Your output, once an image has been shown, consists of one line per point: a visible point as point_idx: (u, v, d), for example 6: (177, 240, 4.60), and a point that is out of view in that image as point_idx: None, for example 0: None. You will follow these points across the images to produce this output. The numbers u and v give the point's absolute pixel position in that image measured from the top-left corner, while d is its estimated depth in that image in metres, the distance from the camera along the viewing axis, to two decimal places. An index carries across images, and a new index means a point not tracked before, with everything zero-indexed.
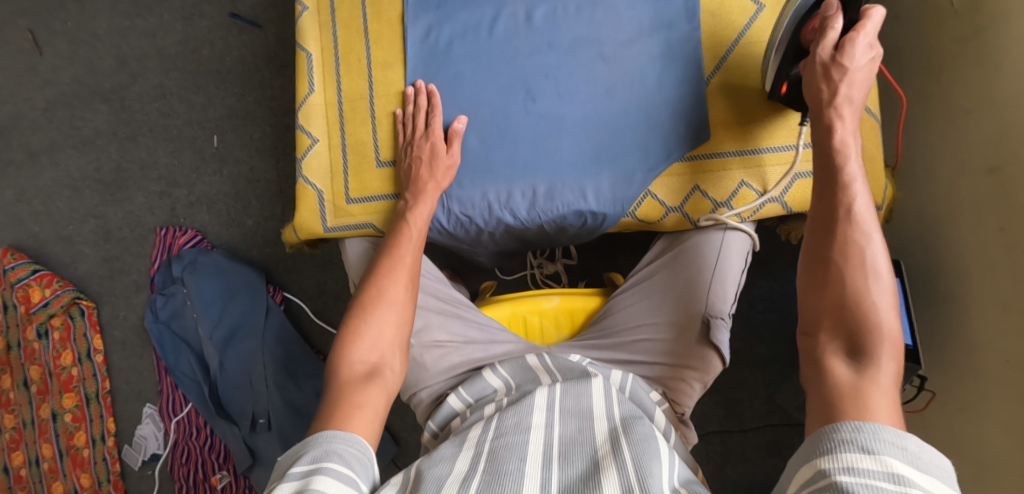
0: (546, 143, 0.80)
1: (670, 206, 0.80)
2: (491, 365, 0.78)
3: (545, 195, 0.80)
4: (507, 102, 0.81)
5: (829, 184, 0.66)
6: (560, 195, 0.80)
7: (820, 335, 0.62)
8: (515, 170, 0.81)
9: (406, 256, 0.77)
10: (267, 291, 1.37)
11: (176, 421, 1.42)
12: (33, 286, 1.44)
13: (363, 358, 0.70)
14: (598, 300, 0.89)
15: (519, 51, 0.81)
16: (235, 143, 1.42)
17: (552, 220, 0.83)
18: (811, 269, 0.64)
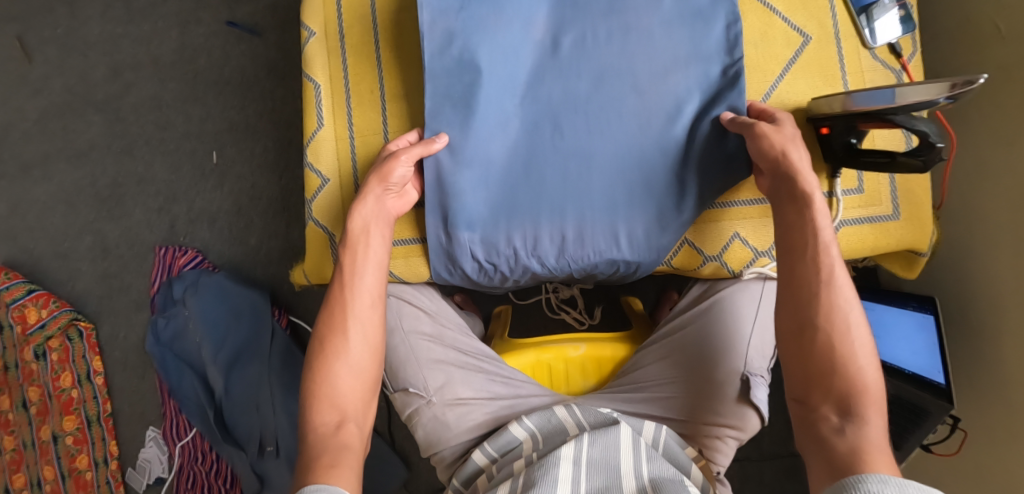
0: (576, 181, 0.75)
1: (709, 253, 0.77)
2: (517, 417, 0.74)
3: (575, 240, 0.76)
4: (535, 140, 0.76)
5: (787, 244, 0.67)
6: (590, 244, 0.76)
7: (812, 400, 0.61)
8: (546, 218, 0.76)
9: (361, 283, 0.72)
10: (272, 315, 1.32)
11: (180, 445, 1.39)
12: (29, 307, 1.39)
13: (326, 416, 0.66)
14: (625, 347, 0.85)
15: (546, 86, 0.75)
16: (235, 158, 1.36)
17: (581, 268, 0.79)
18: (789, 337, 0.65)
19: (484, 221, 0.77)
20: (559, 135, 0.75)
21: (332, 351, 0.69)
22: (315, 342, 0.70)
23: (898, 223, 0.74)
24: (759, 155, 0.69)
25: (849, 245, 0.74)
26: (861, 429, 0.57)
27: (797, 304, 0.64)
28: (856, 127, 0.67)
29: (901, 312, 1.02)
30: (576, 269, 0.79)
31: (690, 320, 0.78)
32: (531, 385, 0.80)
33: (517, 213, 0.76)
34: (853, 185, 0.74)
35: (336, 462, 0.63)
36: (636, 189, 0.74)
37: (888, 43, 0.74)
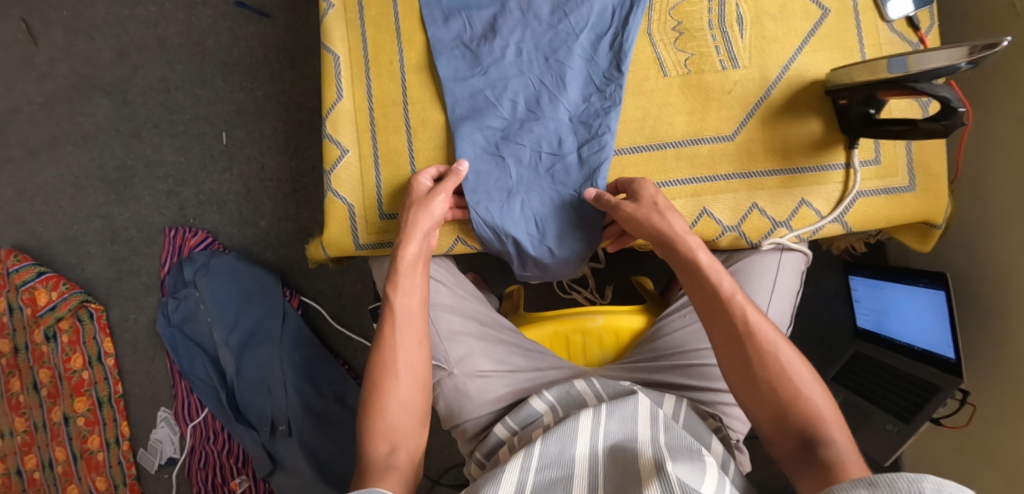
0: (533, 104, 0.78)
1: (727, 224, 0.76)
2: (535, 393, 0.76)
3: (543, 168, 0.78)
4: (517, 42, 0.78)
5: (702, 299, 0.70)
6: (564, 151, 0.77)
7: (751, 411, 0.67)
8: (523, 117, 0.78)
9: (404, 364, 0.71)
10: (284, 295, 1.33)
11: (192, 425, 1.39)
12: (39, 289, 1.39)
13: (380, 445, 0.67)
14: (643, 319, 0.86)
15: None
16: (245, 139, 1.36)
17: (553, 188, 0.78)
18: (736, 370, 0.67)
19: (474, 120, 0.78)
20: (537, 38, 0.78)
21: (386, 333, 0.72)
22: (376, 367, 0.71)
23: (914, 194, 0.75)
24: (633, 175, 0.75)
25: (863, 216, 0.75)
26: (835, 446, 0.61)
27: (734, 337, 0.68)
28: (875, 98, 0.67)
29: (910, 288, 1.03)
30: (549, 185, 0.78)
31: None
32: (550, 356, 0.81)
33: (496, 114, 0.78)
34: (870, 155, 0.75)
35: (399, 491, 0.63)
36: (607, 96, 0.76)
37: (907, 16, 0.75)
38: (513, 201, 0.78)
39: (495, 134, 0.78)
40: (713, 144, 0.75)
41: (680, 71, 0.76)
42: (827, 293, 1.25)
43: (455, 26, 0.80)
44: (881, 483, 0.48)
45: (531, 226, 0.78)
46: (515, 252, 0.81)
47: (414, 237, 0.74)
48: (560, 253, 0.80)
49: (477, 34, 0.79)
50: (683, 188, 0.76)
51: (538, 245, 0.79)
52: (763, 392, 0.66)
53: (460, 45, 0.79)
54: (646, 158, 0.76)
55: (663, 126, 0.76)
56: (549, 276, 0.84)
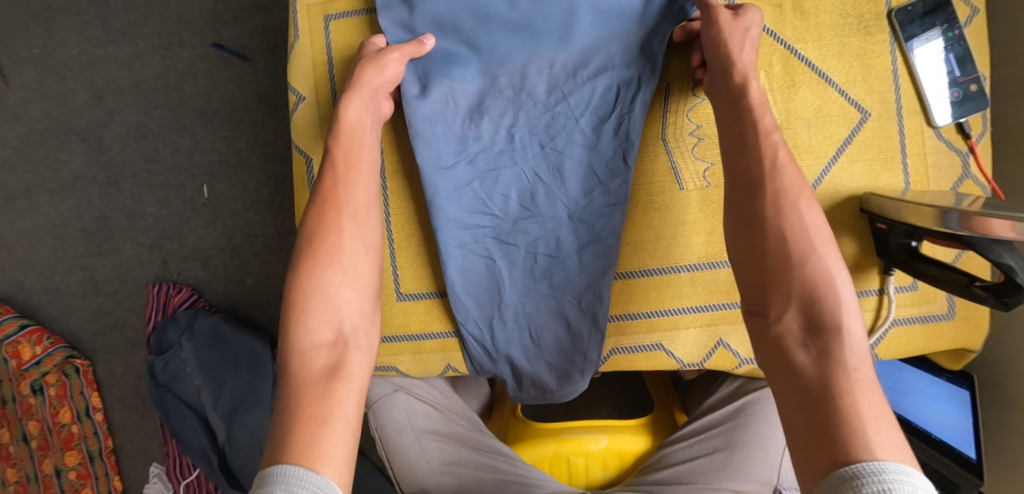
0: (527, 196, 0.70)
1: (744, 356, 0.70)
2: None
3: (542, 270, 0.71)
4: (510, 123, 0.70)
5: (745, 180, 0.60)
6: (562, 253, 0.70)
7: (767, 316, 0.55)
8: (516, 214, 0.70)
9: (343, 246, 0.64)
10: (273, 359, 1.28)
11: (184, 484, 1.36)
12: (22, 343, 1.34)
13: (319, 336, 0.60)
14: (647, 440, 0.79)
15: (513, 73, 0.70)
16: (228, 193, 1.28)
17: (550, 295, 0.71)
18: (754, 268, 0.57)
19: (461, 216, 0.71)
20: (532, 121, 0.70)
21: (329, 217, 0.65)
22: (303, 238, 0.64)
23: (953, 322, 0.68)
24: (710, 44, 0.63)
25: (896, 347, 0.68)
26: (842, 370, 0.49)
27: (759, 220, 0.58)
28: (919, 234, 0.61)
29: (930, 378, 0.98)
30: (545, 291, 0.71)
31: (721, 422, 0.72)
32: (546, 481, 0.73)
33: (487, 211, 0.71)
34: (906, 281, 0.68)
35: (327, 418, 0.55)
36: (612, 192, 0.68)
37: (958, 122, 0.68)
38: (507, 311, 0.71)
39: (485, 233, 0.71)
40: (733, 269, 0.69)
41: (698, 184, 0.69)
42: None
43: (437, 104, 0.71)
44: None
45: (526, 336, 0.72)
46: (511, 371, 0.73)
47: (359, 96, 0.67)
48: (557, 365, 0.72)
49: (463, 114, 0.71)
50: (698, 316, 0.70)
51: (534, 359, 0.72)
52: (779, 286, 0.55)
53: (444, 126, 0.71)
54: (657, 282, 0.70)
55: (677, 247, 0.69)
56: (548, 400, 0.75)
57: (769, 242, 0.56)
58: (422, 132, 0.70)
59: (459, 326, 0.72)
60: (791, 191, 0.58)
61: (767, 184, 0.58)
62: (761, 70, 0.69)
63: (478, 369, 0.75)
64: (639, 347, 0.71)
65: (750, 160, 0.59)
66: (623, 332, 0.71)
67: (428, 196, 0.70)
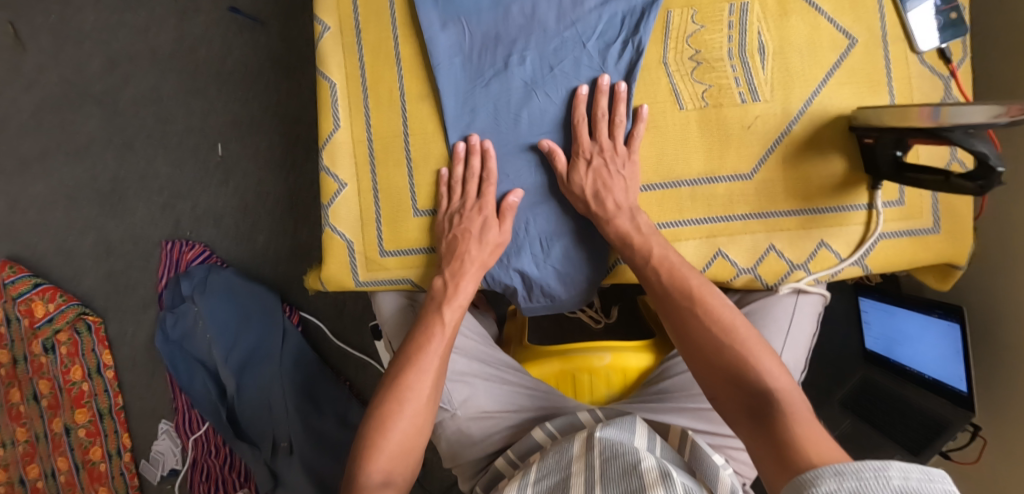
0: (538, 115, 0.73)
1: (743, 266, 0.73)
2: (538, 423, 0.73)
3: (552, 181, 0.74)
4: (521, 49, 0.73)
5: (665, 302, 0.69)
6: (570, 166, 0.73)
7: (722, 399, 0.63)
8: (527, 132, 0.74)
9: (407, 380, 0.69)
10: (283, 312, 1.31)
11: (193, 438, 1.40)
12: (36, 300, 1.37)
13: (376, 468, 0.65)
14: (650, 357, 0.83)
15: (524, 2, 0.73)
16: (241, 153, 1.32)
17: (558, 204, 0.74)
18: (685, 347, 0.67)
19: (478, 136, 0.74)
20: (543, 45, 0.73)
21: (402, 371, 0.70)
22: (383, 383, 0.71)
23: (938, 237, 0.72)
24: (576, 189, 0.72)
25: (885, 259, 0.72)
26: (780, 399, 0.59)
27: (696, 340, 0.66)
28: (905, 140, 0.63)
29: (925, 319, 1.00)
30: (554, 201, 0.74)
31: None
32: (556, 394, 0.78)
33: (501, 129, 0.74)
34: (893, 197, 0.71)
35: None
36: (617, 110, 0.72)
37: (938, 48, 0.71)
38: (517, 220, 0.74)
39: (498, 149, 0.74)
40: (730, 183, 0.71)
41: (697, 104, 0.72)
42: (838, 315, 1.22)
43: (453, 32, 0.75)
44: (849, 473, 0.46)
45: (536, 244, 0.74)
46: (522, 281, 0.76)
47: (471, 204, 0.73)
48: (567, 272, 0.75)
49: (476, 40, 0.75)
50: (698, 229, 0.72)
51: (544, 266, 0.75)
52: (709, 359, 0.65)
53: (459, 54, 0.75)
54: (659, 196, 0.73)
55: (679, 163, 0.72)
56: (557, 307, 0.78)
57: (713, 355, 0.64)
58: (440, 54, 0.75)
59: None
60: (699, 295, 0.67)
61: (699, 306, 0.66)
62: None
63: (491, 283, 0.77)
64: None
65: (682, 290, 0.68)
66: None
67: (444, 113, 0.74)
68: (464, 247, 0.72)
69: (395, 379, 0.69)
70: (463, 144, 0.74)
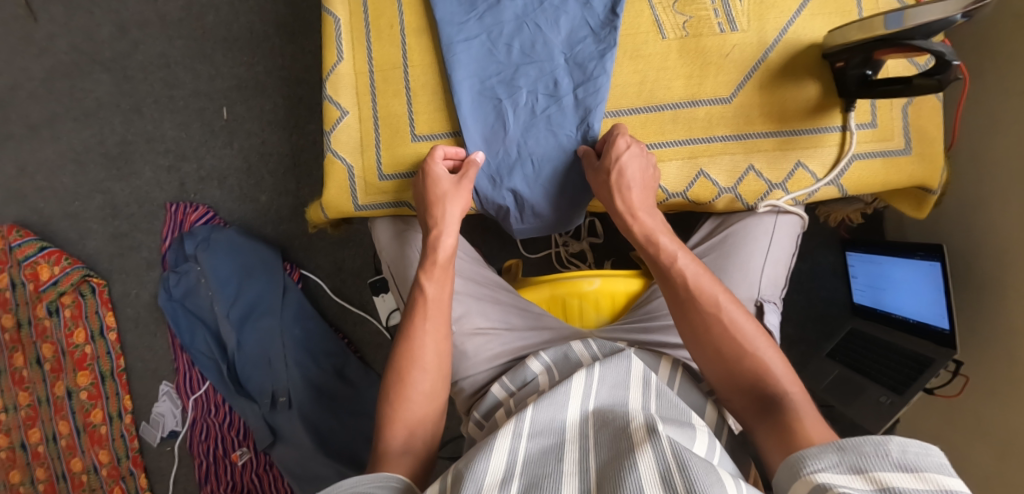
0: (528, 45, 0.77)
1: (724, 186, 0.76)
2: (534, 354, 0.77)
3: (543, 105, 0.77)
4: None
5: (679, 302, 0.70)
6: (559, 92, 0.76)
7: (735, 403, 0.67)
8: (518, 61, 0.77)
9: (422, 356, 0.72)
10: (284, 269, 1.34)
11: (193, 398, 1.41)
12: (41, 264, 1.40)
13: (397, 437, 0.68)
14: (639, 283, 0.86)
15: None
16: (245, 115, 1.36)
17: (548, 129, 0.77)
18: (693, 341, 0.69)
19: (472, 64, 0.78)
20: None
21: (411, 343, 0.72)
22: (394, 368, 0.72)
23: (909, 158, 0.76)
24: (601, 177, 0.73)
25: (859, 179, 0.76)
26: (790, 405, 0.62)
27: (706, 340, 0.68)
28: (873, 59, 0.68)
29: (908, 263, 1.03)
30: (544, 126, 0.77)
31: (705, 252, 0.80)
32: (546, 315, 0.82)
33: (494, 58, 0.78)
34: (866, 119, 0.75)
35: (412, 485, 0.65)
36: (603, 39, 0.76)
37: None
38: (509, 143, 0.78)
39: (491, 77, 0.78)
40: (710, 108, 0.75)
41: (678, 33, 0.76)
42: (824, 270, 1.26)
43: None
44: (850, 448, 0.52)
45: (527, 166, 0.78)
46: (514, 202, 0.80)
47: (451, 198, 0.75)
48: (556, 191, 0.79)
49: None
50: (680, 150, 0.76)
51: (534, 186, 0.79)
52: (721, 361, 0.67)
53: None
54: (643, 120, 0.77)
55: (661, 89, 0.76)
56: (545, 226, 0.84)
57: (722, 353, 0.67)
58: None
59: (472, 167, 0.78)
60: (711, 298, 0.68)
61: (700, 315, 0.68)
62: None
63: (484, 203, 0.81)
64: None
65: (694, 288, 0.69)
66: None
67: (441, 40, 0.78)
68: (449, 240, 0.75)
69: (402, 359, 0.72)
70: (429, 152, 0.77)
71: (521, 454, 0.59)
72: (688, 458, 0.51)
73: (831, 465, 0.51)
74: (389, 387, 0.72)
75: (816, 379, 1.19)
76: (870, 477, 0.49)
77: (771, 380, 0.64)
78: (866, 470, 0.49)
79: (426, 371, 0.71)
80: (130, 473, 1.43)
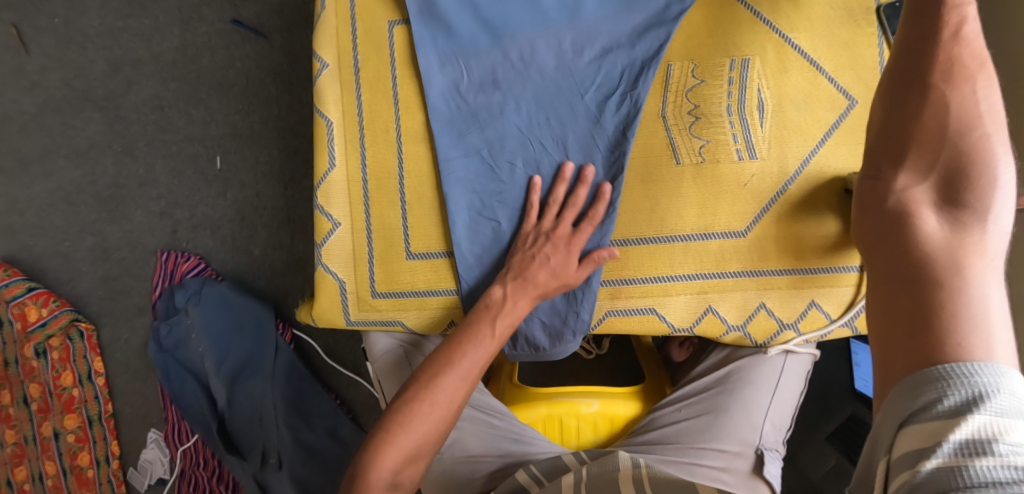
0: (530, 165, 0.74)
1: (733, 323, 0.73)
2: (523, 465, 0.74)
3: (542, 229, 0.74)
4: (516, 98, 0.73)
5: (899, 87, 0.63)
6: (559, 217, 0.73)
7: (895, 204, 0.60)
8: (519, 180, 0.74)
9: (453, 388, 0.68)
10: (276, 328, 1.30)
11: (181, 450, 1.39)
12: (30, 304, 1.37)
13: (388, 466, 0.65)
14: (637, 404, 0.83)
15: (523, 48, 0.73)
16: (239, 164, 1.32)
17: None
18: (891, 160, 0.62)
19: (470, 183, 0.75)
20: (539, 95, 0.73)
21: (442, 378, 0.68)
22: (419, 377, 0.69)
23: None
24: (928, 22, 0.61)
25: None
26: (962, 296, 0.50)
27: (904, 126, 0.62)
28: None
29: None
30: (542, 252, 0.74)
31: (709, 387, 0.76)
32: (540, 440, 0.78)
33: (494, 177, 0.74)
34: None
35: None
36: (610, 162, 0.72)
37: None
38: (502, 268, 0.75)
39: (490, 197, 0.75)
40: (722, 241, 0.72)
41: (694, 159, 0.72)
42: (828, 353, 1.22)
43: (452, 74, 0.74)
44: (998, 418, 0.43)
45: None
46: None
47: (533, 268, 0.70)
48: (551, 323, 0.74)
49: (474, 86, 0.74)
50: (689, 284, 0.72)
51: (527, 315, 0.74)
52: (898, 269, 0.55)
53: (455, 98, 0.75)
54: (651, 250, 0.72)
55: (672, 218, 0.72)
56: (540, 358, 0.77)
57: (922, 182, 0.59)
58: (436, 99, 0.74)
59: (463, 294, 0.75)
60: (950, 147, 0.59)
61: (916, 141, 0.61)
62: (756, 55, 0.71)
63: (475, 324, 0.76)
64: (632, 310, 0.73)
65: (929, 97, 0.61)
66: (618, 296, 0.73)
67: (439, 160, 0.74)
68: (533, 271, 0.70)
69: (431, 379, 0.68)
70: (571, 167, 0.72)
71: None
72: None
73: (950, 438, 0.43)
74: (400, 401, 0.68)
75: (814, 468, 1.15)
76: (997, 456, 0.41)
77: (944, 303, 0.50)
78: (989, 442, 0.41)
79: (434, 405, 0.67)
80: None
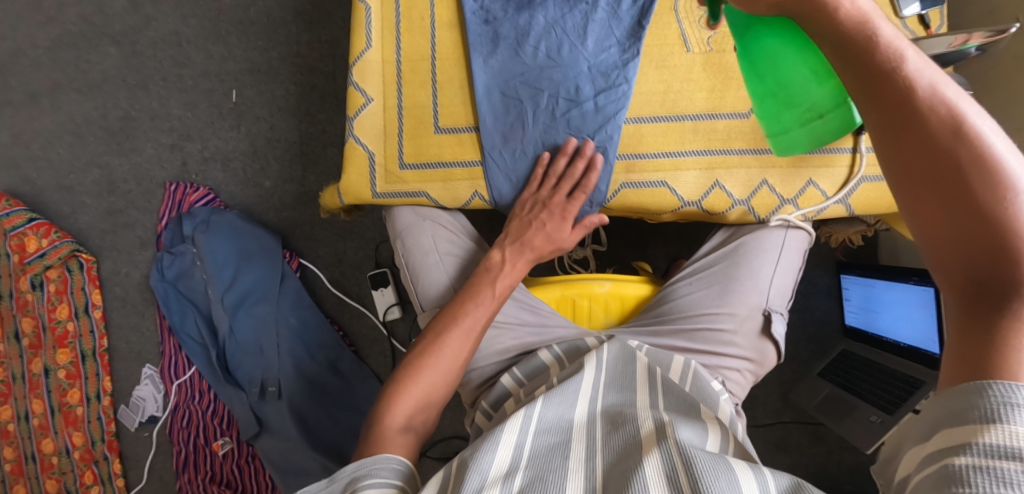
0: (555, 50, 0.78)
1: (738, 198, 0.79)
2: (544, 347, 0.79)
3: (564, 109, 0.78)
4: None
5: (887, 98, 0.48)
6: (581, 98, 0.78)
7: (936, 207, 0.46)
8: (543, 64, 0.78)
9: (456, 338, 0.73)
10: (283, 257, 1.32)
11: (177, 383, 1.39)
12: (29, 236, 1.35)
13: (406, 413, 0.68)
14: (647, 288, 0.88)
15: None
16: (255, 99, 1.36)
17: (569, 133, 0.78)
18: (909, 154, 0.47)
19: (498, 67, 0.79)
20: None
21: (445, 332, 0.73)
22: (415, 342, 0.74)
23: None
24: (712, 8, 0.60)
25: (869, 200, 0.80)
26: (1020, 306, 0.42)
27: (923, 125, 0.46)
28: None
29: (904, 287, 1.01)
30: (564, 130, 0.78)
31: (718, 262, 0.83)
32: (557, 316, 0.83)
33: (520, 61, 0.78)
34: None
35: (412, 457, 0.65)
36: (627, 47, 0.78)
37: (919, 14, 0.83)
38: (529, 144, 0.79)
39: (515, 78, 0.78)
40: (730, 120, 0.78)
41: (703, 48, 0.79)
42: (819, 290, 1.26)
43: None
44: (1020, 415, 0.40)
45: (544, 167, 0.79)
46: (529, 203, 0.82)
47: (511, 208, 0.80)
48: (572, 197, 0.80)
49: None
50: (698, 160, 0.79)
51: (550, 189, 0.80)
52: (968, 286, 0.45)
53: None
54: (665, 128, 0.79)
55: (684, 100, 0.79)
56: None
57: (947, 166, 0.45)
58: None
59: (487, 158, 0.80)
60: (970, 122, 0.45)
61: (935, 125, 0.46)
62: None
63: (500, 194, 0.81)
64: (646, 184, 0.79)
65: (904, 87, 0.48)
66: (634, 171, 0.79)
67: (469, 41, 0.79)
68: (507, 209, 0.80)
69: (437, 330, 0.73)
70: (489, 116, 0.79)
71: (527, 448, 0.59)
72: (697, 458, 0.52)
73: (980, 436, 0.40)
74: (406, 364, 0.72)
75: (807, 397, 1.18)
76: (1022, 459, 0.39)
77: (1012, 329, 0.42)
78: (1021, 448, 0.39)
79: (446, 355, 0.72)
80: (104, 457, 1.38)
